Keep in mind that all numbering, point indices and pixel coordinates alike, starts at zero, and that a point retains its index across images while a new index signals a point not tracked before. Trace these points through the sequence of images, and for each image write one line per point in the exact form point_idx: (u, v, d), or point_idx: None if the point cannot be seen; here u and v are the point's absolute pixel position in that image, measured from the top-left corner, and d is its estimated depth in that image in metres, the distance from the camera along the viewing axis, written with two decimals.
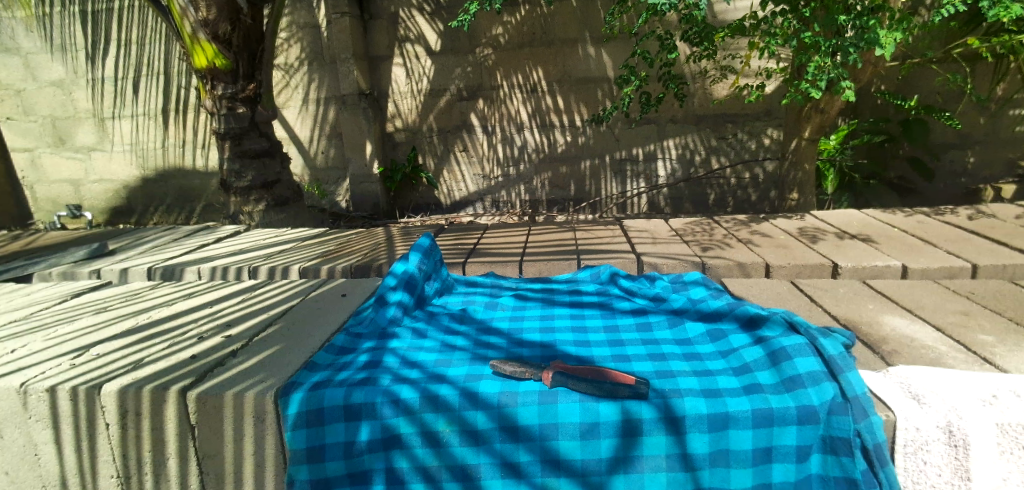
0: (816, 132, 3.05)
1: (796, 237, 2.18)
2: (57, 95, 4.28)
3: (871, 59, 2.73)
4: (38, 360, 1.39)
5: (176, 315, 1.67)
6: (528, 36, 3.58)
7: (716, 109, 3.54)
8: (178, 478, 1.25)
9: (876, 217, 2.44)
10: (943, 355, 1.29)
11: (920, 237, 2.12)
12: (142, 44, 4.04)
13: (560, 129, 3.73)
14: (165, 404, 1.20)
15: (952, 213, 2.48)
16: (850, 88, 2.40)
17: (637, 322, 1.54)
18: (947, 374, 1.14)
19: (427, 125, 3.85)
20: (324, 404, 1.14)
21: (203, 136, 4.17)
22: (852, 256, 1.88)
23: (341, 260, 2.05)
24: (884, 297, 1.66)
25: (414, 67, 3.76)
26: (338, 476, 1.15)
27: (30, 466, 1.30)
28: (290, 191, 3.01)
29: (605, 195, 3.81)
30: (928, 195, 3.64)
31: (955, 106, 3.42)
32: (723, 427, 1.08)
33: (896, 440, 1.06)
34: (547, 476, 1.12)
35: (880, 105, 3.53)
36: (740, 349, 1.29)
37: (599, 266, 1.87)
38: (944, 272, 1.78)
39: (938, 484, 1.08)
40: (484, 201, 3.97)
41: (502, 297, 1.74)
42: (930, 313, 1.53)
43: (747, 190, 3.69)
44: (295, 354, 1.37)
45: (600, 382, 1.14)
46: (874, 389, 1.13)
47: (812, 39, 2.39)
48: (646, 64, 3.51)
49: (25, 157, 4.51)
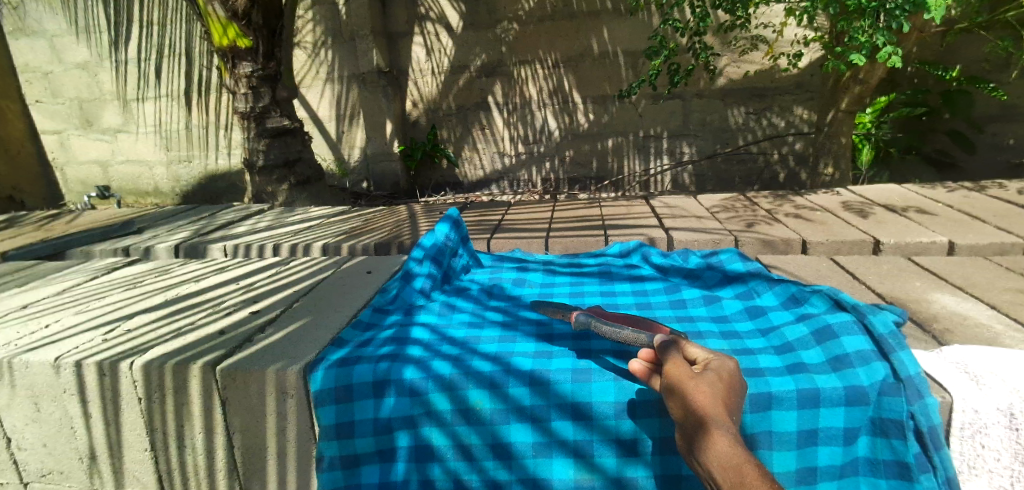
0: (854, 104, 2.91)
1: (832, 212, 2.09)
2: (82, 78, 4.33)
3: (916, 24, 2.59)
4: (73, 334, 1.39)
5: (201, 291, 1.65)
6: (549, 9, 3.47)
7: (745, 82, 3.40)
8: (208, 452, 1.25)
9: (917, 192, 2.33)
10: (999, 335, 1.22)
11: (967, 212, 2.01)
12: (163, 25, 4.04)
13: (581, 106, 3.64)
14: (193, 380, 1.19)
15: (1000, 188, 2.34)
16: (896, 55, 2.23)
17: (671, 299, 1.49)
18: (1003, 355, 1.09)
19: (447, 103, 3.80)
20: (353, 380, 1.12)
21: (226, 117, 4.19)
22: (895, 232, 1.79)
23: (365, 237, 2.04)
24: (932, 274, 1.58)
25: (434, 45, 3.69)
26: (369, 452, 1.14)
27: (66, 438, 1.33)
28: (311, 170, 2.99)
29: (627, 173, 3.72)
30: (969, 169, 3.45)
31: (1004, 74, 3.21)
32: (767, 407, 1.04)
33: (952, 423, 1.02)
34: (582, 455, 1.10)
35: (921, 76, 3.34)
36: (781, 327, 1.24)
37: (628, 242, 1.83)
38: (995, 249, 1.68)
39: (998, 470, 1.03)
40: (504, 181, 3.92)
41: (531, 273, 1.72)
42: (982, 290, 1.45)
43: (776, 168, 3.56)
44: (323, 331, 1.33)
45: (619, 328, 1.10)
46: (927, 370, 1.08)
47: (855, 2, 2.25)
48: (674, 35, 3.38)
49: (53, 140, 4.56)
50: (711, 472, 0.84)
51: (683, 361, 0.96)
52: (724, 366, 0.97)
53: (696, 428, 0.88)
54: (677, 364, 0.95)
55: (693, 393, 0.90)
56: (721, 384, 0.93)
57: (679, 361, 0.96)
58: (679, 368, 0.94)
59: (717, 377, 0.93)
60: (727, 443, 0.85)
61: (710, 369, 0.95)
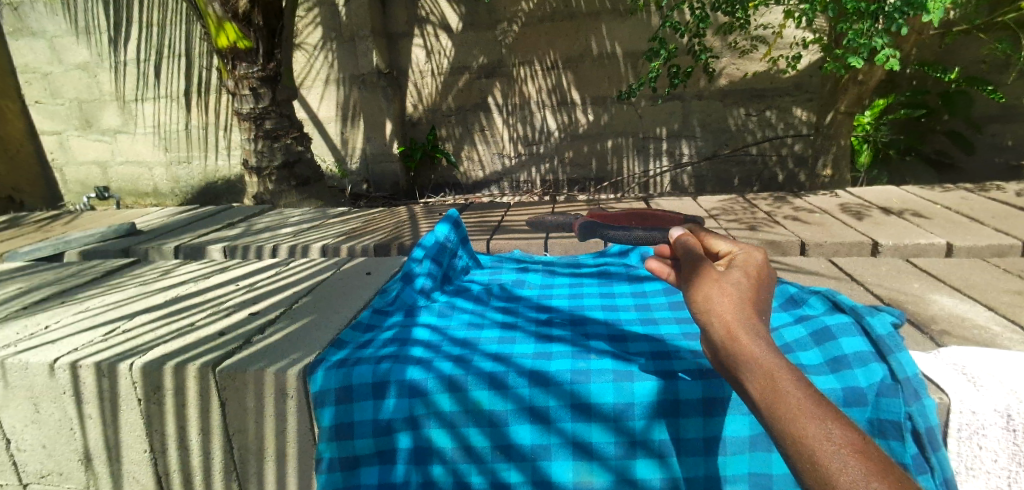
0: (853, 105, 2.92)
1: (831, 213, 2.10)
2: (82, 78, 4.33)
3: (915, 27, 2.60)
4: (72, 336, 1.39)
5: (201, 292, 1.65)
6: (549, 10, 3.48)
7: (744, 83, 3.41)
8: (208, 453, 1.25)
9: (916, 194, 2.33)
10: (997, 336, 1.24)
11: (965, 214, 2.02)
12: (163, 26, 4.05)
13: (580, 108, 3.64)
14: (194, 381, 1.19)
15: (999, 189, 2.34)
16: (895, 56, 2.24)
17: (670, 300, 1.49)
18: (996, 357, 1.10)
19: (447, 104, 3.81)
20: (353, 381, 1.13)
21: (226, 118, 4.19)
22: (894, 234, 1.79)
23: (364, 238, 2.04)
24: (930, 275, 1.58)
25: (434, 46, 3.70)
26: (369, 454, 1.14)
27: (65, 439, 1.32)
28: (311, 171, 2.99)
29: (627, 174, 3.72)
30: (968, 171, 3.46)
31: (1003, 76, 3.22)
32: None
33: (949, 424, 1.02)
34: (581, 456, 1.09)
35: (920, 78, 3.35)
36: (779, 328, 1.24)
37: (627, 243, 1.83)
38: (994, 251, 1.69)
39: (994, 470, 1.04)
40: (504, 182, 3.92)
41: (530, 274, 1.72)
42: (981, 292, 1.45)
43: (775, 169, 3.57)
44: (323, 332, 1.33)
45: None
46: (925, 372, 1.08)
47: (854, 4, 2.25)
48: (673, 36, 3.39)
49: (53, 140, 4.56)
50: (747, 386, 0.72)
51: (707, 261, 0.88)
52: (748, 262, 0.90)
53: (725, 344, 0.76)
54: (702, 265, 0.87)
55: (716, 294, 0.81)
56: (748, 286, 0.84)
57: (703, 261, 0.87)
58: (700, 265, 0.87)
59: (741, 277, 0.86)
60: (759, 348, 0.73)
61: (733, 269, 0.88)
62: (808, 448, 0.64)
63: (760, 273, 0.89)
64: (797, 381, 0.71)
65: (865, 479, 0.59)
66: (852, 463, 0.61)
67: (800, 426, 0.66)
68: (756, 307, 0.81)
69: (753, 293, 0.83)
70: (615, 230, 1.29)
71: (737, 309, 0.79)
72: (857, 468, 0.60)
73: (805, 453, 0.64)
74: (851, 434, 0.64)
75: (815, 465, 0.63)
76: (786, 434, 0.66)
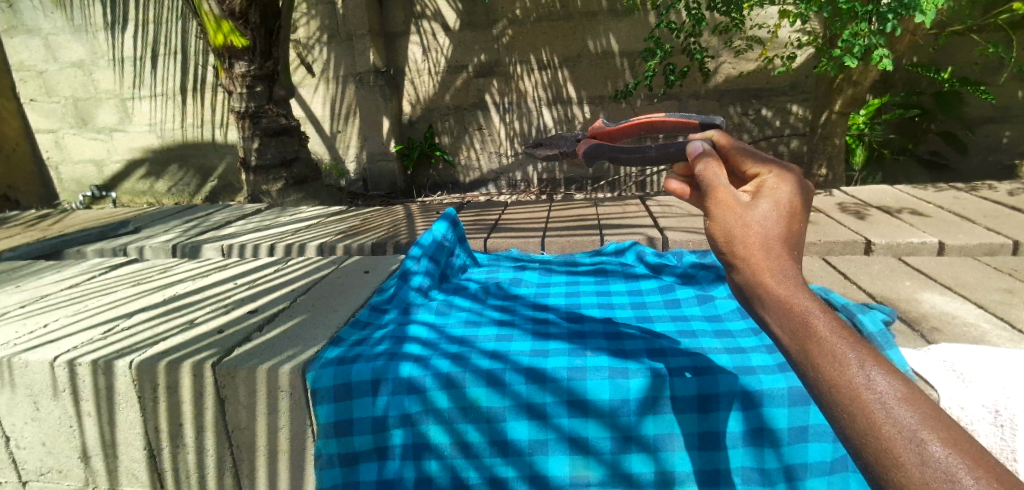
0: (846, 106, 2.93)
1: (825, 212, 2.12)
2: (77, 76, 4.31)
3: (909, 27, 2.62)
4: (69, 335, 1.38)
5: (198, 292, 1.65)
6: (548, 10, 3.49)
7: (741, 83, 3.43)
8: (209, 450, 1.26)
9: (909, 193, 2.36)
10: (986, 334, 1.26)
11: (957, 213, 2.05)
12: (158, 24, 4.05)
13: (577, 105, 3.65)
14: (195, 379, 1.20)
15: (990, 189, 2.37)
16: (887, 56, 2.24)
17: (665, 298, 1.52)
18: (985, 353, 1.12)
19: (444, 103, 3.81)
20: (352, 378, 1.13)
21: (221, 114, 4.19)
22: (887, 233, 1.81)
23: (362, 237, 2.05)
24: (921, 274, 1.60)
25: (429, 45, 3.70)
26: (368, 450, 1.15)
27: (66, 437, 1.33)
28: (308, 170, 3.00)
29: (624, 173, 3.75)
30: (962, 171, 3.50)
31: (994, 78, 3.27)
32: (756, 405, 1.08)
33: None
34: (578, 452, 1.11)
35: (914, 78, 3.38)
36: None
37: (624, 242, 1.86)
38: (984, 249, 1.71)
39: None
40: (500, 180, 3.93)
41: (527, 273, 1.73)
42: (972, 290, 1.48)
43: None
44: (324, 331, 1.34)
45: (643, 150, 0.91)
46: (916, 369, 1.11)
47: (846, 4, 2.28)
48: (670, 36, 3.42)
49: (48, 138, 4.54)
50: (769, 325, 0.60)
51: (729, 188, 0.68)
52: (786, 184, 0.69)
53: (748, 286, 0.62)
54: (721, 193, 0.67)
55: (741, 232, 0.64)
56: (781, 217, 0.66)
57: (722, 185, 0.68)
58: (721, 193, 0.67)
59: (774, 207, 0.67)
60: (792, 290, 0.60)
61: (763, 195, 0.68)
62: (849, 398, 0.52)
63: (801, 198, 0.68)
64: (830, 320, 0.58)
65: (918, 429, 0.49)
66: (899, 412, 0.50)
67: (835, 371, 0.54)
68: (788, 239, 0.64)
69: (788, 226, 0.65)
70: (627, 151, 0.93)
71: (760, 245, 0.63)
72: (907, 417, 0.50)
73: (844, 403, 0.52)
74: (900, 381, 0.53)
75: (855, 416, 0.51)
76: (819, 382, 0.55)
